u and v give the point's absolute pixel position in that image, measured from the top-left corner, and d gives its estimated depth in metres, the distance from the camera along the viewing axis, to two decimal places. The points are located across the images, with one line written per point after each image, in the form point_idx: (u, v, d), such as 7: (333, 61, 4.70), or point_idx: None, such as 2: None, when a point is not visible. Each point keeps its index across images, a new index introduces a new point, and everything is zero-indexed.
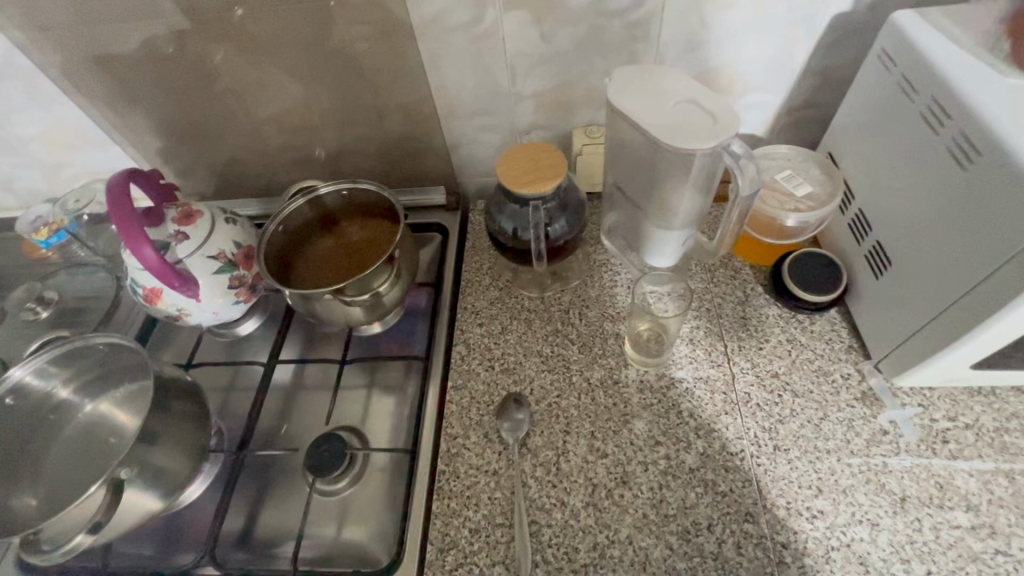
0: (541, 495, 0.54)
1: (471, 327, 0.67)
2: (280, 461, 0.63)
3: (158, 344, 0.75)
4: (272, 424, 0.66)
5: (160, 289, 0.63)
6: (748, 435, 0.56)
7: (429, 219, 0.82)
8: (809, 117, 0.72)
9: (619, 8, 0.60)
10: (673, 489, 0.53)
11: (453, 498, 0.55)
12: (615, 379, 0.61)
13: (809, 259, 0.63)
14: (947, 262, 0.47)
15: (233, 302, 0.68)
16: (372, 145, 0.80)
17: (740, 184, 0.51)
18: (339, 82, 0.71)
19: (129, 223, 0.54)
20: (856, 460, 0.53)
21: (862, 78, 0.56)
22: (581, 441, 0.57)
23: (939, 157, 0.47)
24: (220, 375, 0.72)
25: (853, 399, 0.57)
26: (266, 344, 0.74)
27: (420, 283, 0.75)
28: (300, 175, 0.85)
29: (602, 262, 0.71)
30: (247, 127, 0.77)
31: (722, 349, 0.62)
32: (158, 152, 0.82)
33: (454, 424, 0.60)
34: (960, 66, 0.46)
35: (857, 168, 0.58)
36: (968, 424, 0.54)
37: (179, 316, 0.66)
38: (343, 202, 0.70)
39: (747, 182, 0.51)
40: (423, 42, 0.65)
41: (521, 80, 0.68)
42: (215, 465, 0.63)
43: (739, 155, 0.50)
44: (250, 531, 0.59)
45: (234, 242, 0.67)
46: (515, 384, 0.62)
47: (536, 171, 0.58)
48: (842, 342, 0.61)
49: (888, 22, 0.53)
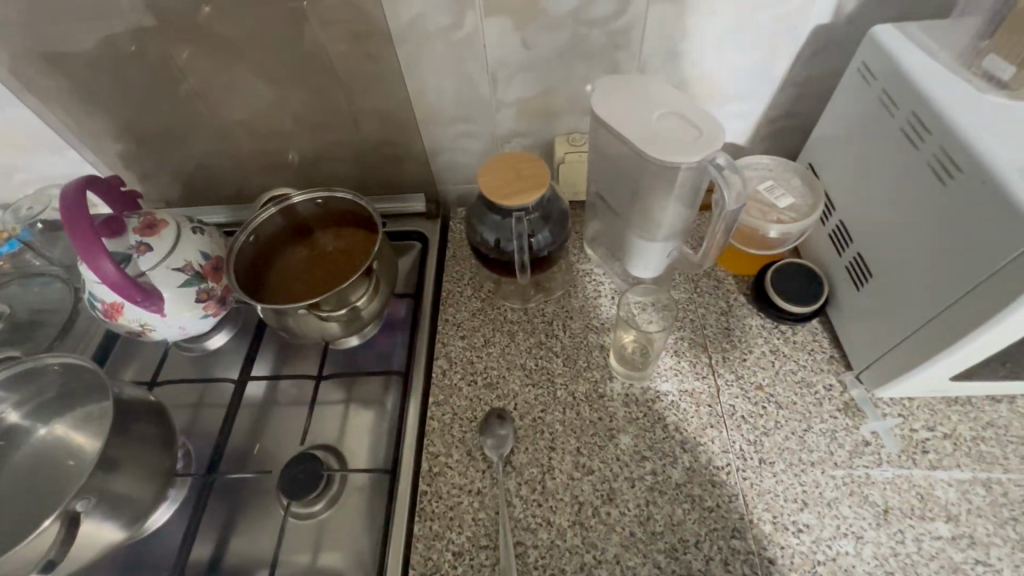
0: (527, 514, 0.53)
1: (453, 340, 0.66)
2: (252, 484, 0.60)
3: (120, 359, 0.71)
4: (243, 444, 0.63)
5: (121, 303, 0.59)
6: (733, 448, 0.55)
7: (407, 227, 0.79)
8: (787, 127, 0.73)
9: (601, 16, 0.59)
10: (660, 505, 0.52)
11: (435, 520, 0.53)
12: (600, 393, 0.60)
13: (790, 269, 0.64)
14: (927, 276, 0.47)
15: (201, 316, 0.64)
16: (347, 151, 0.77)
17: (727, 198, 0.50)
18: (312, 86, 0.68)
19: (87, 237, 0.51)
20: (839, 472, 0.53)
21: (841, 91, 0.57)
22: (566, 458, 0.56)
23: (920, 171, 0.47)
24: (187, 393, 0.68)
25: (835, 410, 0.57)
26: (237, 359, 0.71)
27: (400, 293, 0.72)
28: (272, 181, 0.82)
29: (584, 272, 0.70)
30: (215, 131, 0.74)
31: (706, 360, 0.61)
32: (119, 156, 0.78)
33: (436, 442, 0.58)
34: (939, 83, 0.47)
35: (837, 179, 0.59)
36: (947, 434, 0.55)
37: (142, 331, 0.62)
38: (318, 210, 0.67)
39: (733, 196, 0.51)
40: (402, 47, 0.62)
41: (503, 86, 0.67)
42: (182, 490, 0.60)
43: (724, 166, 0.49)
44: (219, 561, 0.56)
45: (201, 252, 0.63)
46: (498, 399, 0.60)
47: (518, 181, 0.57)
48: (824, 352, 0.61)
49: (867, 36, 0.53)
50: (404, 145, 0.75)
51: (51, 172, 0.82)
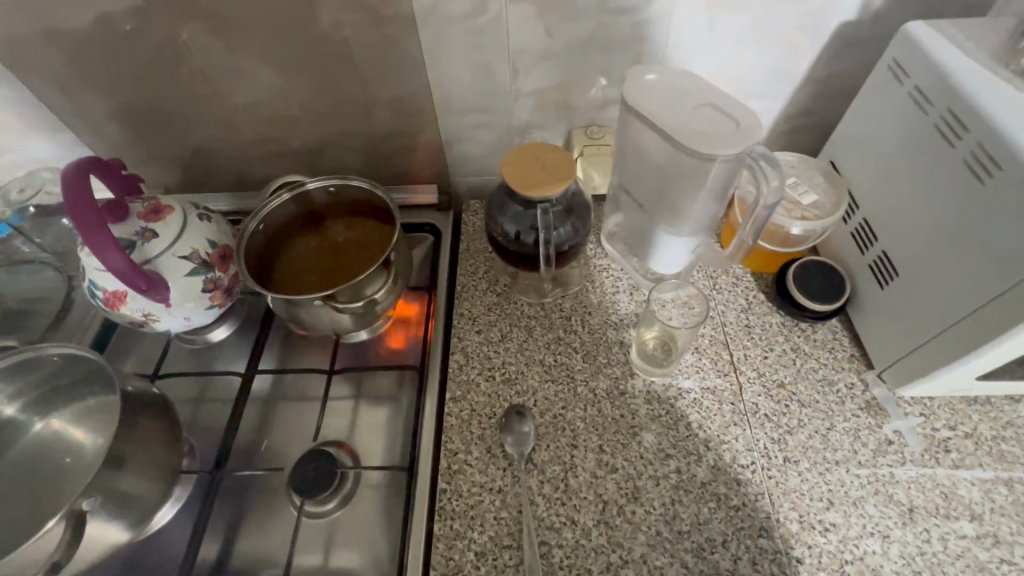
0: (550, 514, 0.51)
1: (469, 334, 0.64)
2: (260, 481, 0.58)
3: (117, 351, 0.68)
4: (250, 441, 0.61)
5: (123, 292, 0.56)
6: (758, 446, 0.55)
7: (418, 219, 0.77)
8: (805, 124, 0.72)
9: (627, 6, 0.58)
10: (685, 504, 0.51)
11: (456, 519, 0.51)
12: (621, 390, 0.59)
13: (812, 267, 0.63)
14: (960, 275, 0.47)
15: (206, 307, 0.62)
16: (357, 139, 0.75)
17: (765, 191, 0.51)
18: (324, 71, 0.65)
19: (93, 227, 0.49)
20: (863, 471, 0.53)
21: (869, 87, 0.56)
22: (589, 456, 0.55)
23: (955, 170, 0.46)
24: (189, 386, 0.66)
25: (858, 409, 0.57)
26: (241, 352, 0.68)
27: (412, 286, 0.70)
28: (277, 169, 0.79)
29: (601, 267, 0.69)
30: (219, 116, 0.71)
31: (727, 357, 0.61)
32: (116, 139, 0.74)
33: (454, 440, 0.56)
34: (976, 81, 0.46)
35: (862, 177, 0.58)
36: (968, 433, 0.55)
37: (144, 321, 0.60)
38: (331, 198, 0.65)
39: (772, 188, 0.51)
40: (420, 32, 0.61)
41: (522, 76, 0.65)
42: (187, 487, 0.57)
43: (765, 155, 0.50)
44: (226, 562, 0.54)
45: (209, 241, 0.60)
46: (517, 395, 0.59)
47: (543, 172, 0.55)
48: (845, 350, 0.61)
49: (900, 32, 0.52)
50: (416, 134, 0.73)
51: (46, 155, 0.78)
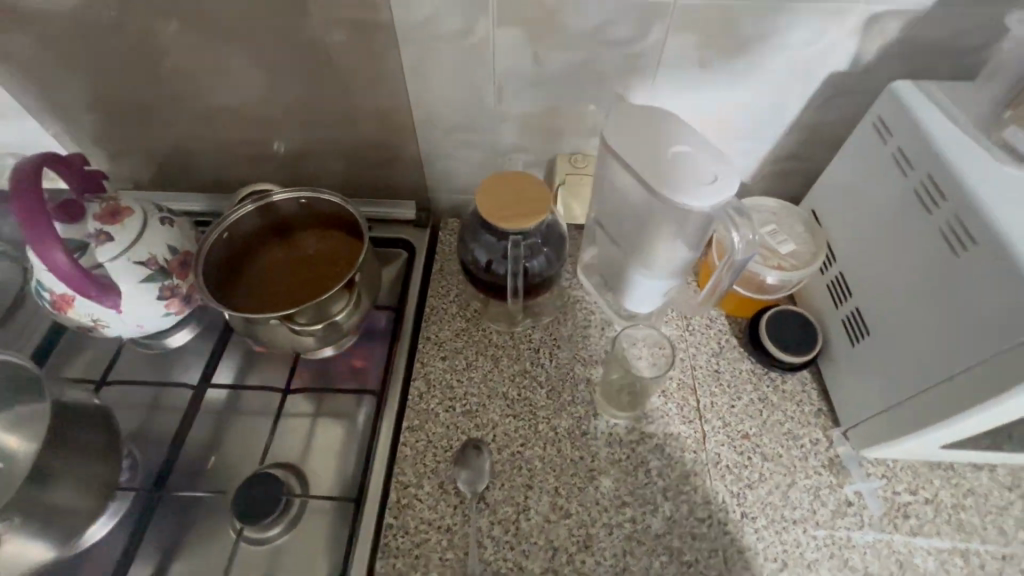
0: (498, 558, 0.50)
1: (433, 360, 0.62)
2: (203, 500, 0.55)
3: (68, 351, 0.65)
4: (196, 457, 0.58)
5: (71, 296, 0.54)
6: (716, 499, 0.53)
7: (394, 234, 0.74)
8: (793, 169, 0.71)
9: (620, 38, 0.57)
10: (637, 556, 0.50)
11: (399, 558, 0.50)
12: (583, 431, 0.57)
13: (786, 316, 0.62)
14: (929, 345, 0.46)
15: (161, 314, 0.59)
16: (336, 150, 0.73)
17: (737, 247, 0.50)
18: (306, 78, 0.64)
19: (41, 226, 0.48)
20: (820, 532, 0.52)
21: (853, 142, 0.55)
22: (543, 499, 0.53)
23: (931, 237, 0.46)
24: (139, 395, 0.63)
25: (820, 466, 0.56)
26: (200, 360, 0.66)
27: (381, 304, 0.68)
28: (253, 172, 0.77)
29: (576, 298, 0.68)
30: (195, 114, 0.69)
31: (693, 403, 0.59)
32: (87, 129, 0.72)
33: (407, 471, 0.55)
34: (958, 149, 0.45)
35: (842, 230, 0.57)
36: (928, 499, 0.54)
37: (94, 327, 0.57)
38: (300, 211, 0.62)
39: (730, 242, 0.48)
40: (405, 49, 0.59)
41: (509, 99, 0.64)
42: (124, 504, 0.54)
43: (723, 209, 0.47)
44: None
45: (167, 245, 0.58)
46: (476, 428, 0.57)
47: (519, 204, 0.54)
48: (813, 404, 0.59)
49: (887, 90, 0.52)
50: (399, 148, 0.71)
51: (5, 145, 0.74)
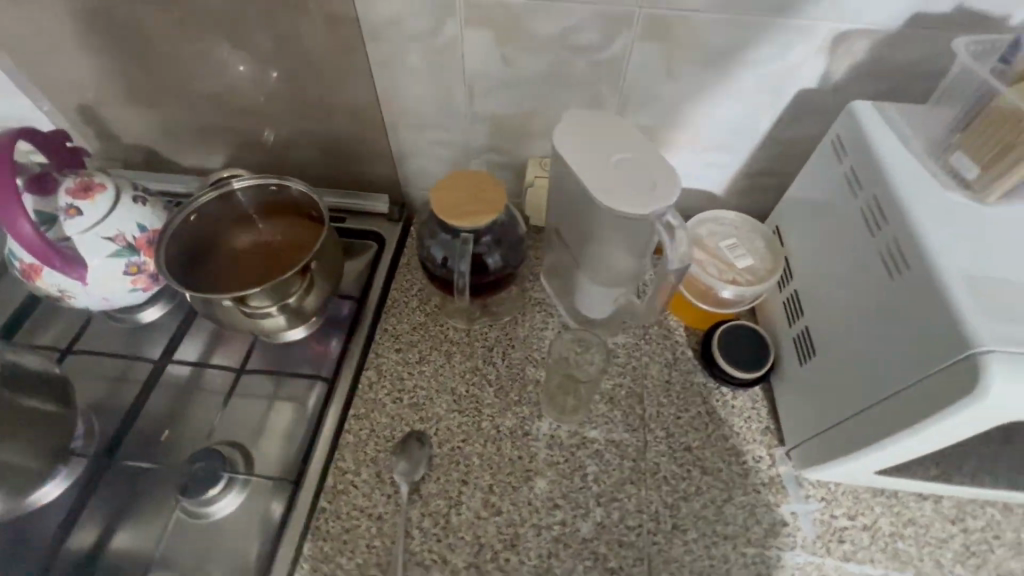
0: (424, 549, 0.51)
1: (387, 352, 0.63)
2: (150, 473, 0.56)
3: (37, 323, 0.67)
4: (149, 431, 0.59)
5: (39, 266, 0.56)
6: (649, 509, 0.53)
7: (365, 227, 0.74)
8: (767, 185, 0.70)
9: (587, 44, 0.57)
10: (561, 559, 0.50)
11: (327, 541, 0.51)
12: (525, 432, 0.58)
13: (740, 332, 0.62)
14: (860, 371, 0.45)
15: (128, 290, 0.61)
16: (313, 141, 0.74)
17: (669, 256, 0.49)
18: (282, 69, 0.65)
19: (8, 194, 0.50)
20: (751, 551, 0.52)
21: (814, 161, 0.55)
22: (476, 495, 0.54)
23: (873, 259, 0.45)
24: (107, 365, 0.64)
25: (759, 484, 0.55)
26: (166, 336, 0.67)
27: (344, 294, 0.68)
28: (233, 159, 0.78)
29: (535, 300, 0.68)
30: (176, 100, 0.70)
31: (640, 412, 0.59)
32: (74, 111, 0.73)
33: (347, 458, 0.56)
34: (905, 172, 0.45)
35: (799, 249, 0.57)
36: (867, 525, 0.53)
37: (61, 297, 0.60)
38: (267, 199, 0.64)
39: (677, 255, 0.49)
40: (378, 45, 0.60)
41: (480, 100, 0.64)
42: (75, 470, 0.56)
43: (673, 225, 0.48)
44: (103, 552, 0.52)
45: (138, 224, 0.59)
46: (420, 421, 0.58)
47: (472, 202, 0.54)
48: (760, 422, 0.59)
49: (846, 109, 0.51)
50: (374, 143, 0.72)
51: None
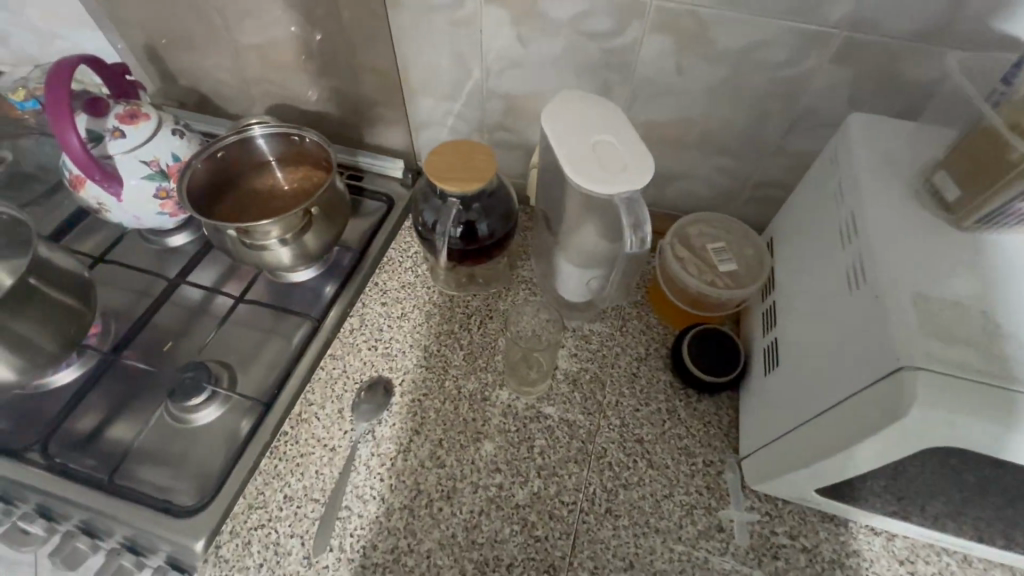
0: (367, 484, 0.54)
1: (373, 304, 0.67)
2: (147, 377, 0.62)
3: (81, 235, 0.75)
4: (154, 341, 0.65)
5: (84, 178, 0.64)
6: (587, 489, 0.54)
7: (379, 187, 0.79)
8: (773, 196, 0.69)
9: (600, 32, 0.58)
10: (490, 519, 0.53)
11: (283, 460, 0.56)
12: (484, 397, 0.60)
13: (715, 336, 0.61)
14: (813, 383, 0.45)
15: (156, 212, 0.68)
16: (342, 102, 0.78)
17: (628, 241, 0.51)
18: (318, 31, 0.69)
19: (60, 107, 0.56)
20: (679, 548, 0.52)
21: (812, 174, 0.54)
22: (426, 446, 0.57)
23: (841, 274, 0.45)
24: (135, 279, 0.71)
25: (703, 487, 0.55)
26: (186, 260, 0.73)
27: (347, 245, 0.72)
28: (270, 112, 0.83)
29: (521, 278, 0.70)
30: (224, 51, 0.76)
31: (599, 398, 0.60)
32: (138, 52, 0.81)
33: (316, 392, 0.60)
34: (885, 189, 0.44)
35: (784, 261, 0.56)
36: (807, 547, 0.52)
37: (99, 210, 0.67)
38: (290, 148, 0.70)
39: (636, 241, 0.51)
40: (404, 14, 0.63)
41: (495, 77, 0.67)
42: (89, 360, 0.63)
43: (639, 225, 0.50)
44: (96, 437, 0.58)
45: (172, 153, 0.66)
46: (390, 370, 0.62)
47: (462, 168, 0.57)
48: (720, 428, 0.58)
49: (844, 123, 0.51)
50: (396, 109, 0.76)
51: (74, 50, 0.85)
